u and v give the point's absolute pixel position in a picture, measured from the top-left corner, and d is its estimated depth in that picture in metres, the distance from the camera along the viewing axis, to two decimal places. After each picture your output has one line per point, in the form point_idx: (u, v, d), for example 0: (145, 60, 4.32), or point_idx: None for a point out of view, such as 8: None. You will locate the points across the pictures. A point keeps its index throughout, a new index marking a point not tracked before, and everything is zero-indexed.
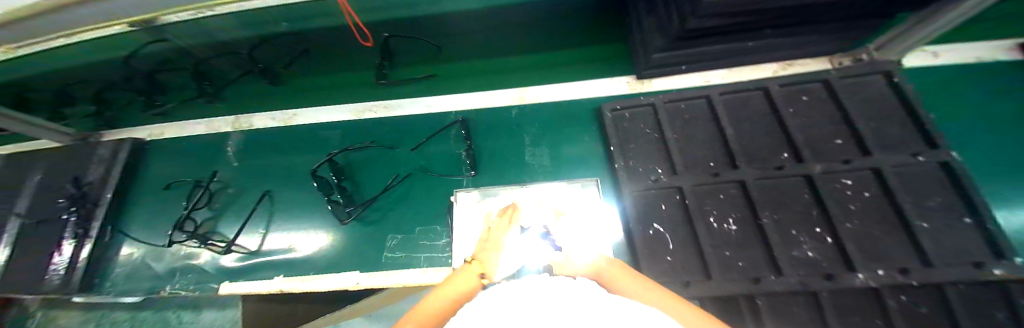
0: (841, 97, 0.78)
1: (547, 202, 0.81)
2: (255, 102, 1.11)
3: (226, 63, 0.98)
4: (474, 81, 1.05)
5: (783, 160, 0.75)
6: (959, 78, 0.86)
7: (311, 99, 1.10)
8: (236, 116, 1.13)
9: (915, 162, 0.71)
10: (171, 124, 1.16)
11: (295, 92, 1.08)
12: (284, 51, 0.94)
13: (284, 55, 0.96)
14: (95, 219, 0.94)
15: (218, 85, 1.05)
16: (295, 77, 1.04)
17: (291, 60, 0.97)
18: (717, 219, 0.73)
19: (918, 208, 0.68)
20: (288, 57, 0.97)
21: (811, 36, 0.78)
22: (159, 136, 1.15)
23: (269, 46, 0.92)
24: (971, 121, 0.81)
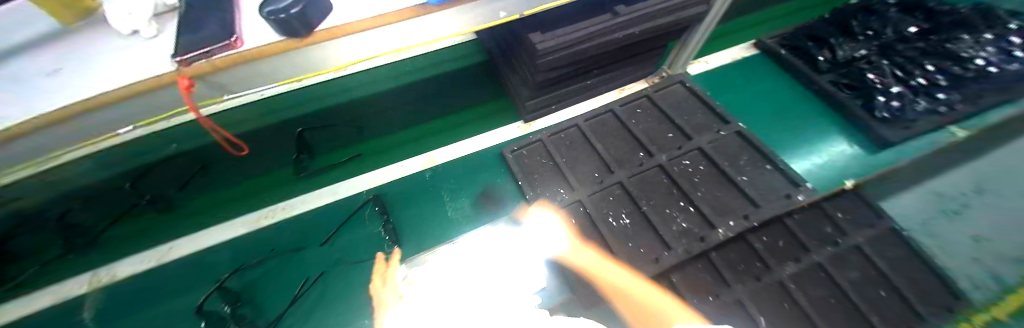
0: (662, 104, 1.05)
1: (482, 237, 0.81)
2: (134, 242, 0.96)
3: (94, 211, 0.93)
4: (388, 156, 1.10)
5: (642, 157, 0.95)
6: (729, 73, 1.24)
7: (195, 223, 0.98)
8: (83, 274, 0.91)
9: (721, 137, 0.97)
10: None
11: (179, 222, 0.98)
12: (174, 174, 1.00)
13: (178, 180, 1.00)
14: None
15: (89, 236, 0.93)
16: (185, 197, 1.00)
17: (178, 187, 1.00)
18: (615, 218, 0.87)
19: (735, 168, 0.91)
20: (176, 184, 1.00)
21: (628, 67, 1.06)
22: None
23: (151, 177, 0.97)
24: (744, 101, 1.17)
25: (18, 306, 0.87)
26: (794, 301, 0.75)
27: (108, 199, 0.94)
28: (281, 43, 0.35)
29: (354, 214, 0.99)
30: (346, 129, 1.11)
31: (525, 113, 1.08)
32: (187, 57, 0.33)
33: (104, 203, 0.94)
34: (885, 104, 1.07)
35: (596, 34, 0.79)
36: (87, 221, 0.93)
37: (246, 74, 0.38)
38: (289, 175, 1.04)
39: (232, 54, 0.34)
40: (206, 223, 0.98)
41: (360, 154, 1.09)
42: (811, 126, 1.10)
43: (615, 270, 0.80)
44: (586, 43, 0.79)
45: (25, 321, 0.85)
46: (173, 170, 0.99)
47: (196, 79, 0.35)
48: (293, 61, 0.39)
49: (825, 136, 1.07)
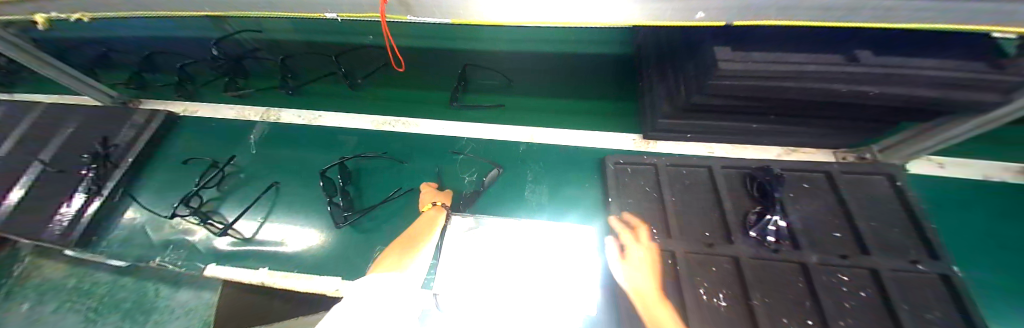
0: (843, 192, 0.78)
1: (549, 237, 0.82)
2: (315, 100, 1.23)
3: (320, 63, 1.29)
4: (505, 117, 1.14)
5: (780, 244, 0.74)
6: (972, 193, 0.85)
7: (345, 107, 1.20)
8: (269, 108, 1.21)
9: (912, 269, 0.68)
10: (207, 105, 1.25)
11: (339, 100, 1.23)
12: (373, 57, 1.28)
13: (368, 66, 1.28)
14: (111, 179, 0.98)
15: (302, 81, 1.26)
16: (367, 84, 1.25)
17: (367, 73, 1.27)
18: (707, 292, 0.71)
19: (919, 318, 0.63)
20: (367, 68, 1.28)
21: (813, 128, 0.82)
22: (192, 113, 1.23)
23: (350, 56, 1.29)
24: (972, 241, 0.79)
25: (231, 111, 1.22)
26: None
27: (321, 54, 1.29)
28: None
29: (455, 152, 1.06)
30: (496, 78, 1.22)
31: (651, 130, 0.95)
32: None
33: (320, 60, 1.30)
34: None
35: (803, 74, 0.61)
36: (317, 69, 1.29)
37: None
38: (445, 97, 1.20)
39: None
40: (350, 110, 1.20)
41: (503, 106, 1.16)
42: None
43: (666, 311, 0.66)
44: (787, 80, 0.62)
45: (230, 124, 1.19)
46: (362, 53, 1.29)
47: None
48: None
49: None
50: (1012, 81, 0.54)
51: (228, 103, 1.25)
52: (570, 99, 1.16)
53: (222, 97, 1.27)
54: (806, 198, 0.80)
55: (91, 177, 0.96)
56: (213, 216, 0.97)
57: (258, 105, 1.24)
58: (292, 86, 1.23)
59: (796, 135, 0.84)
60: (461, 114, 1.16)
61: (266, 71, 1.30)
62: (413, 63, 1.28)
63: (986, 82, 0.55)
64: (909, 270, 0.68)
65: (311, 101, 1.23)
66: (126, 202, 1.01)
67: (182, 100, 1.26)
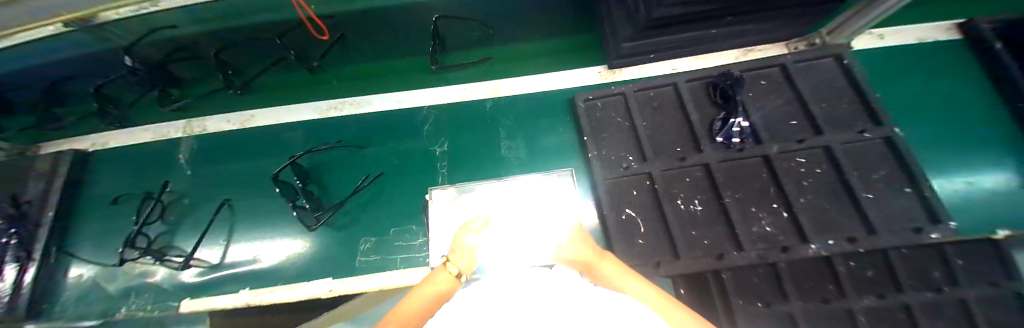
0: (798, 82, 0.81)
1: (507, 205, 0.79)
2: (249, 100, 1.04)
3: (254, 53, 0.90)
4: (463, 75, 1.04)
5: (744, 143, 0.78)
6: (909, 58, 0.91)
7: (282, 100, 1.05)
8: (188, 120, 1.06)
9: (859, 140, 0.75)
10: (114, 132, 1.07)
11: (258, 94, 1.04)
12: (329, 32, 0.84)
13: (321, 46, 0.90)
14: (38, 240, 0.87)
15: (248, 77, 0.98)
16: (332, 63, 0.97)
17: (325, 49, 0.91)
18: (684, 200, 0.77)
19: (864, 181, 0.73)
20: (321, 47, 0.91)
21: (768, 23, 0.81)
22: (104, 146, 1.06)
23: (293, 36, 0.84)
24: (907, 101, 0.87)
25: (147, 133, 1.06)
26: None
27: (254, 45, 0.86)
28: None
29: (418, 125, 1.00)
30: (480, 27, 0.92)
31: (616, 57, 0.92)
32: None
33: (253, 50, 0.88)
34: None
35: None
36: (254, 62, 0.93)
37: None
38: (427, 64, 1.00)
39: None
40: (290, 100, 1.06)
41: (493, 58, 1.01)
42: (988, 154, 0.82)
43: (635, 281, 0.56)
44: None
45: (151, 148, 1.04)
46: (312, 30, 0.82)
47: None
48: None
49: (986, 165, 0.80)
50: None
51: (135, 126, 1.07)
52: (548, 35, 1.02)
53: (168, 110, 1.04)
54: (764, 95, 0.82)
55: (14, 244, 0.85)
56: (168, 250, 0.88)
57: (174, 118, 1.06)
58: (238, 84, 0.98)
59: (752, 33, 0.83)
60: (453, 76, 1.04)
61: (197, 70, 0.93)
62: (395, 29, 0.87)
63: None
64: (858, 141, 0.74)
65: (228, 99, 1.03)
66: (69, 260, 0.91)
67: (82, 134, 1.07)
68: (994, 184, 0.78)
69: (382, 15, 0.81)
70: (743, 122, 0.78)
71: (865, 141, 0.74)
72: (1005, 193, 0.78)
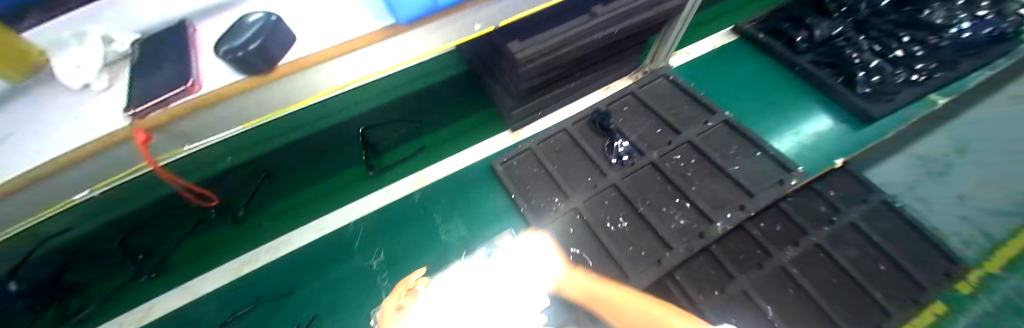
0: (649, 100, 1.03)
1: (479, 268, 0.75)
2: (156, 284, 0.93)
3: (165, 226, 0.93)
4: (383, 179, 1.07)
5: (632, 157, 0.93)
6: (715, 59, 1.22)
7: (195, 268, 0.95)
8: None
9: (709, 128, 0.95)
10: None
11: (161, 276, 0.94)
12: (241, 182, 1.00)
13: (244, 193, 1.00)
14: None
15: (161, 254, 0.94)
16: (261, 202, 1.02)
17: (248, 195, 1.01)
18: (612, 222, 0.85)
19: (727, 157, 0.90)
20: (246, 194, 1.00)
21: (611, 67, 1.04)
22: None
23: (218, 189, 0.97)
24: (728, 90, 1.14)
25: None
26: (799, 285, 0.76)
27: (169, 214, 0.93)
28: (244, 80, 0.43)
29: (349, 242, 0.98)
30: (406, 124, 1.13)
31: (513, 121, 1.06)
32: (140, 110, 0.38)
33: (169, 223, 0.93)
34: (865, 79, 1.06)
35: (572, 38, 0.78)
36: (168, 233, 0.95)
37: (206, 117, 0.46)
38: (364, 173, 1.07)
39: (189, 97, 0.40)
40: (202, 268, 0.96)
41: (424, 147, 1.12)
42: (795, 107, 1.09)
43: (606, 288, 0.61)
44: (564, 48, 0.79)
45: None
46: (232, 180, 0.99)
47: (149, 130, 0.40)
48: (251, 98, 0.46)
49: (798, 116, 1.07)
50: None
51: None
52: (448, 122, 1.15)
53: None
54: (631, 117, 1.01)
55: None
56: None
57: None
58: (153, 266, 0.93)
59: (603, 76, 1.06)
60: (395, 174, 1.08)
61: (99, 264, 0.89)
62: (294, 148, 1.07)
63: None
64: (707, 129, 0.94)
65: (129, 293, 0.93)
66: None
67: None
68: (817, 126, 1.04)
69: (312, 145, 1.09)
70: (623, 143, 0.96)
71: (711, 128, 0.94)
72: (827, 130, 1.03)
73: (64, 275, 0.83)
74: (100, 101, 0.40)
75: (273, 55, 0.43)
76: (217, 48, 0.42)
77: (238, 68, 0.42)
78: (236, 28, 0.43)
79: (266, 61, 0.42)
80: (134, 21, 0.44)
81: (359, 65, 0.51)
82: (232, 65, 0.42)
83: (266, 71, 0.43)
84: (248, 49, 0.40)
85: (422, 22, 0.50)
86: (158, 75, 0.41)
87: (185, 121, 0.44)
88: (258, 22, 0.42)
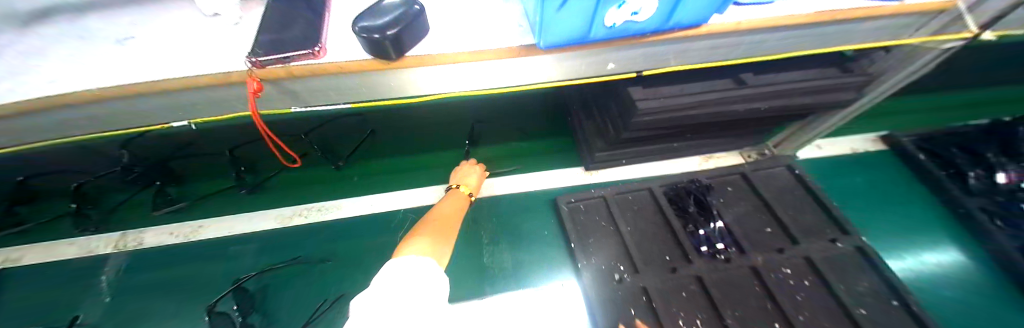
0: (760, 189, 0.88)
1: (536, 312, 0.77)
2: (223, 202, 0.98)
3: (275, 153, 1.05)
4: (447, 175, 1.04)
5: (729, 251, 0.79)
6: (849, 165, 1.03)
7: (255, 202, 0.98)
8: (126, 231, 0.92)
9: (831, 249, 0.78)
10: (35, 244, 0.90)
11: (217, 201, 0.98)
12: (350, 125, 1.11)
13: (347, 142, 1.09)
14: None
15: (262, 175, 1.02)
16: (370, 157, 1.07)
17: (352, 146, 1.09)
18: (687, 322, 0.72)
19: (852, 294, 0.72)
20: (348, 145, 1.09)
21: (722, 138, 0.92)
22: (15, 262, 0.88)
23: (323, 132, 1.09)
24: (858, 203, 0.95)
25: (73, 247, 0.90)
26: None
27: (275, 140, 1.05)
28: (369, 61, 0.39)
29: (393, 231, 0.94)
30: (506, 128, 1.12)
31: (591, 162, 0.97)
32: (265, 62, 0.36)
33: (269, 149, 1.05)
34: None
35: (704, 102, 0.68)
36: (274, 166, 1.03)
37: (319, 82, 0.43)
38: (456, 157, 1.07)
39: (312, 63, 0.37)
40: (261, 204, 0.98)
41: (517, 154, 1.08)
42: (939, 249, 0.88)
43: None
44: (694, 110, 0.68)
45: (72, 266, 0.88)
46: (341, 126, 1.11)
47: (264, 81, 0.38)
48: (370, 77, 0.43)
49: (947, 267, 0.85)
50: (862, 80, 0.66)
51: (63, 237, 0.91)
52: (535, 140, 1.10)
53: (133, 217, 0.94)
54: (733, 203, 0.87)
55: None
56: None
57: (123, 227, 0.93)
58: (251, 183, 1.00)
59: (710, 145, 0.94)
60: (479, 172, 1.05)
61: (210, 169, 1.02)
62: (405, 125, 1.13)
63: (845, 84, 0.67)
64: (832, 250, 0.78)
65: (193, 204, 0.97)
66: None
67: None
68: (969, 286, 0.82)
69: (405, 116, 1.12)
70: (719, 224, 0.83)
71: (838, 250, 0.77)
72: (983, 297, 0.81)
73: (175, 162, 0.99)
74: (232, 38, 0.39)
75: (405, 45, 0.38)
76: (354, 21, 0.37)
77: (368, 49, 0.38)
78: (372, 10, 0.38)
79: (396, 50, 0.38)
80: None
81: (481, 74, 0.46)
82: (365, 45, 0.37)
83: (394, 61, 0.40)
84: (387, 34, 0.35)
85: (562, 51, 0.43)
86: (292, 33, 0.39)
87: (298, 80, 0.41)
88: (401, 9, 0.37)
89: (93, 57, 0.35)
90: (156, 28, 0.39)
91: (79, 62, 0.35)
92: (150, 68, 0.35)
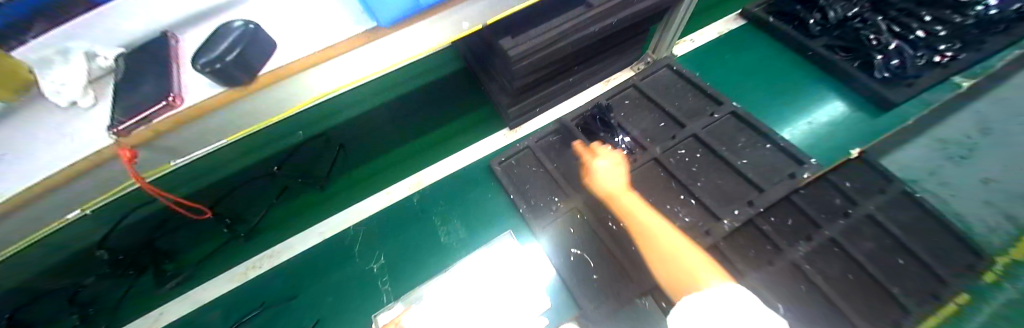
0: (650, 92, 0.98)
1: (484, 282, 0.77)
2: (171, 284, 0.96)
3: (256, 197, 1.01)
4: (384, 177, 1.07)
5: (634, 153, 0.89)
6: (722, 46, 1.16)
7: (201, 272, 0.97)
8: None
9: (714, 121, 0.91)
10: None
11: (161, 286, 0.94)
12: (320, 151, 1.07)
13: (325, 163, 1.06)
14: None
15: (249, 222, 1.00)
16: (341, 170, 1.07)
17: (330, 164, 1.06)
18: (614, 221, 0.84)
19: (734, 151, 0.87)
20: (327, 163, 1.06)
21: (607, 61, 1.01)
22: None
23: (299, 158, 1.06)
24: (740, 77, 1.09)
25: None
26: (812, 282, 0.73)
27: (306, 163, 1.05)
28: (226, 93, 0.39)
29: (349, 247, 0.98)
30: (420, 114, 1.14)
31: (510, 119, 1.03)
32: (124, 127, 0.37)
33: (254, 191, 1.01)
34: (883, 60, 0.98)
35: (565, 33, 0.74)
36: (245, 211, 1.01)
37: (188, 132, 0.43)
38: (390, 157, 1.09)
39: (173, 112, 0.38)
40: (215, 272, 0.97)
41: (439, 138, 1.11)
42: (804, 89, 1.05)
43: (674, 234, 0.65)
44: (563, 42, 0.76)
45: None
46: (310, 152, 1.06)
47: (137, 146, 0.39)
48: (236, 112, 0.43)
49: (818, 102, 1.02)
50: None
51: None
52: (453, 119, 1.12)
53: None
54: (633, 111, 0.97)
55: None
56: None
57: None
58: (244, 232, 0.99)
59: (603, 70, 1.03)
60: (417, 163, 1.08)
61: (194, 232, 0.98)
62: (329, 122, 1.12)
63: None
64: (714, 121, 0.91)
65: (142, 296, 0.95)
66: None
67: None
68: (837, 110, 0.99)
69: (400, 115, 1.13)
70: (625, 138, 0.92)
71: (718, 121, 0.90)
72: (847, 115, 0.98)
73: (159, 241, 0.93)
74: (91, 121, 0.40)
75: (254, 66, 0.40)
76: (195, 59, 0.39)
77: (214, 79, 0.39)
78: (213, 39, 0.40)
79: (247, 71, 0.39)
80: (116, 36, 0.43)
81: (357, 71, 0.47)
82: (211, 78, 0.39)
83: (248, 83, 0.40)
84: (226, 60, 0.36)
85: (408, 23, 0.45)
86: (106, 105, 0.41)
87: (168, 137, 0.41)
88: (236, 32, 0.39)
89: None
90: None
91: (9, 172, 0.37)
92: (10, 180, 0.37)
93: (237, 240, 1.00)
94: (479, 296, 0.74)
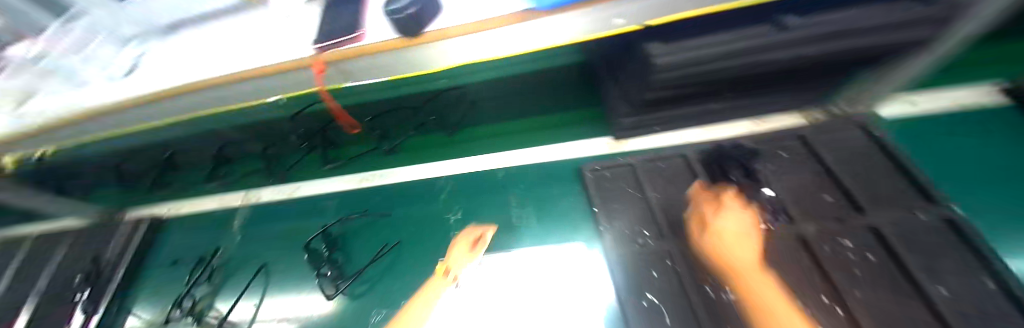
0: (823, 154, 0.77)
1: (535, 265, 0.86)
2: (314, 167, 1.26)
3: (402, 118, 1.19)
4: (483, 144, 1.16)
5: (776, 221, 0.71)
6: (952, 123, 0.84)
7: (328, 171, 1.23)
8: (248, 192, 1.28)
9: (909, 220, 0.66)
10: (196, 200, 1.33)
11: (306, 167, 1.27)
12: (451, 102, 1.16)
13: (455, 111, 1.18)
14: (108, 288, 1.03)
15: (389, 142, 1.21)
16: (468, 125, 1.19)
17: (460, 115, 1.18)
18: (714, 288, 0.67)
19: (929, 267, 0.60)
20: (459, 113, 1.17)
21: (773, 97, 0.81)
22: (177, 212, 1.32)
23: (437, 102, 1.15)
24: (974, 171, 0.76)
25: (215, 202, 1.30)
26: None
27: (447, 106, 1.17)
28: (398, 40, 0.61)
29: (436, 192, 1.09)
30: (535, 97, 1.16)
31: (619, 129, 0.94)
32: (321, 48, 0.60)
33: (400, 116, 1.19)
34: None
35: (730, 53, 0.62)
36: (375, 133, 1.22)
37: (357, 64, 0.65)
38: (491, 130, 1.17)
39: (350, 46, 0.60)
40: (338, 173, 1.23)
41: (544, 126, 1.13)
42: None
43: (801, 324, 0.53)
44: (727, 61, 0.64)
45: (214, 215, 1.26)
46: (445, 101, 1.15)
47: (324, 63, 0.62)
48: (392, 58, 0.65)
49: None
50: (941, 14, 0.52)
51: (211, 198, 1.32)
52: (558, 111, 1.14)
53: (253, 182, 1.30)
54: (787, 167, 0.79)
55: (85, 298, 0.99)
56: (206, 312, 0.98)
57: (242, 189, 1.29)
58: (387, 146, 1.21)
59: (762, 107, 0.84)
60: (517, 143, 1.13)
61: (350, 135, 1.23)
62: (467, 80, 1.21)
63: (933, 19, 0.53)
64: (910, 221, 0.65)
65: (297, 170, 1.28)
66: (123, 310, 1.07)
67: (177, 201, 1.35)
68: None
69: (530, 82, 1.10)
70: (770, 192, 0.76)
71: (919, 223, 0.65)
72: None
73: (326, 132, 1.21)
74: (285, 24, 0.68)
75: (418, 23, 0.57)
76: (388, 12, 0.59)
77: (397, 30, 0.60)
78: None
79: (407, 28, 0.58)
80: None
81: (486, 46, 0.61)
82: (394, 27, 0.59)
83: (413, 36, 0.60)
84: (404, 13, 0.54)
85: (563, 10, 0.52)
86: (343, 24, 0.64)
87: (342, 63, 0.63)
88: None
89: (245, 44, 0.66)
90: (257, 29, 0.68)
91: (268, 46, 0.64)
92: (275, 58, 0.62)
93: (378, 151, 1.21)
94: (527, 278, 0.83)
